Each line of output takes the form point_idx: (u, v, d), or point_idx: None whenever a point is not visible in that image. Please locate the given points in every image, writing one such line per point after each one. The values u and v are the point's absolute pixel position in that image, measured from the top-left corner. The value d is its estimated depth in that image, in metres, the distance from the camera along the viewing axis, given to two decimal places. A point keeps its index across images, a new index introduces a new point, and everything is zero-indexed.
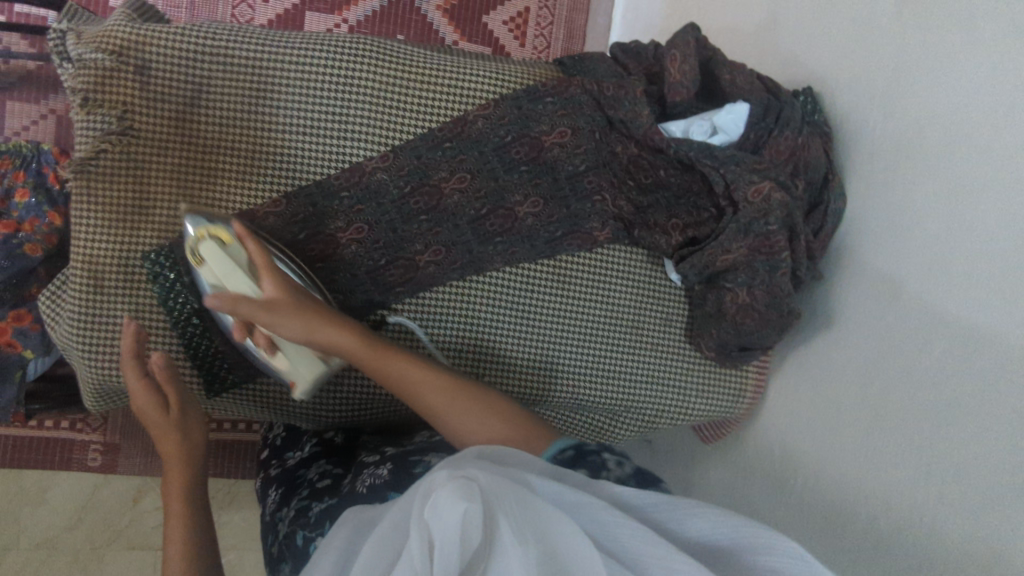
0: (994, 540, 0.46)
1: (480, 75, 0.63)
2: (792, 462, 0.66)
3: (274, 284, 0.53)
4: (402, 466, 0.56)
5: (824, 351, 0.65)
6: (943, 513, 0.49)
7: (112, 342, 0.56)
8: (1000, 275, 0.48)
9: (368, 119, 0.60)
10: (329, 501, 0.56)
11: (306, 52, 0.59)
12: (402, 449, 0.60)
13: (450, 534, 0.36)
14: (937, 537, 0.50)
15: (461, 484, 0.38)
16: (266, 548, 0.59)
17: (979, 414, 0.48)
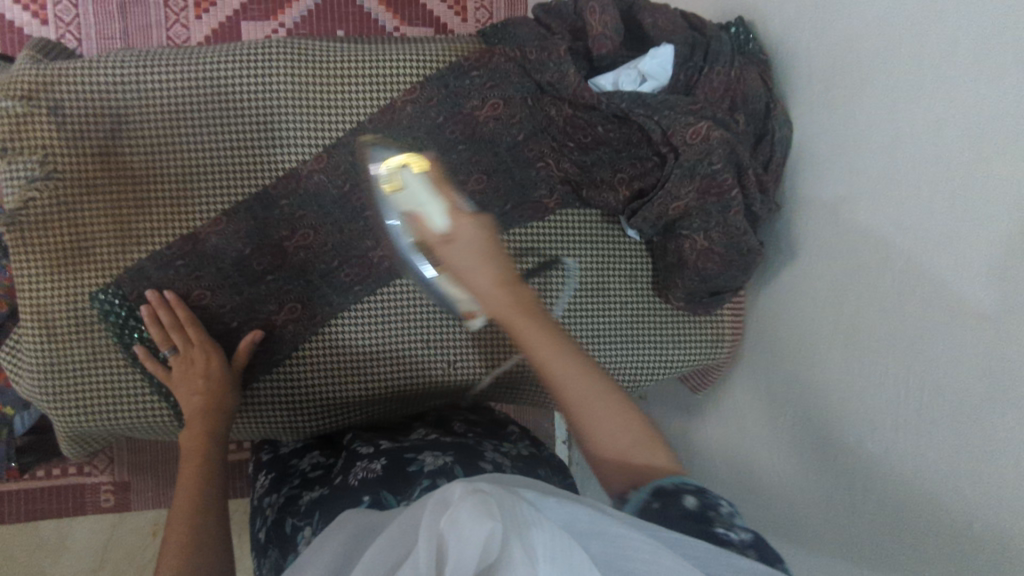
0: (977, 455, 0.44)
1: (400, 59, 0.61)
2: (779, 397, 0.65)
3: (468, 225, 0.51)
4: (397, 464, 0.54)
5: (794, 281, 0.64)
6: (927, 432, 0.47)
7: (79, 387, 0.56)
8: (943, 179, 0.46)
9: (294, 123, 0.59)
10: (319, 491, 0.56)
11: (218, 66, 0.58)
12: (396, 442, 0.59)
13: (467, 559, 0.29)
14: (925, 456, 0.48)
15: (483, 499, 0.31)
16: (254, 528, 0.59)
17: (950, 325, 0.46)
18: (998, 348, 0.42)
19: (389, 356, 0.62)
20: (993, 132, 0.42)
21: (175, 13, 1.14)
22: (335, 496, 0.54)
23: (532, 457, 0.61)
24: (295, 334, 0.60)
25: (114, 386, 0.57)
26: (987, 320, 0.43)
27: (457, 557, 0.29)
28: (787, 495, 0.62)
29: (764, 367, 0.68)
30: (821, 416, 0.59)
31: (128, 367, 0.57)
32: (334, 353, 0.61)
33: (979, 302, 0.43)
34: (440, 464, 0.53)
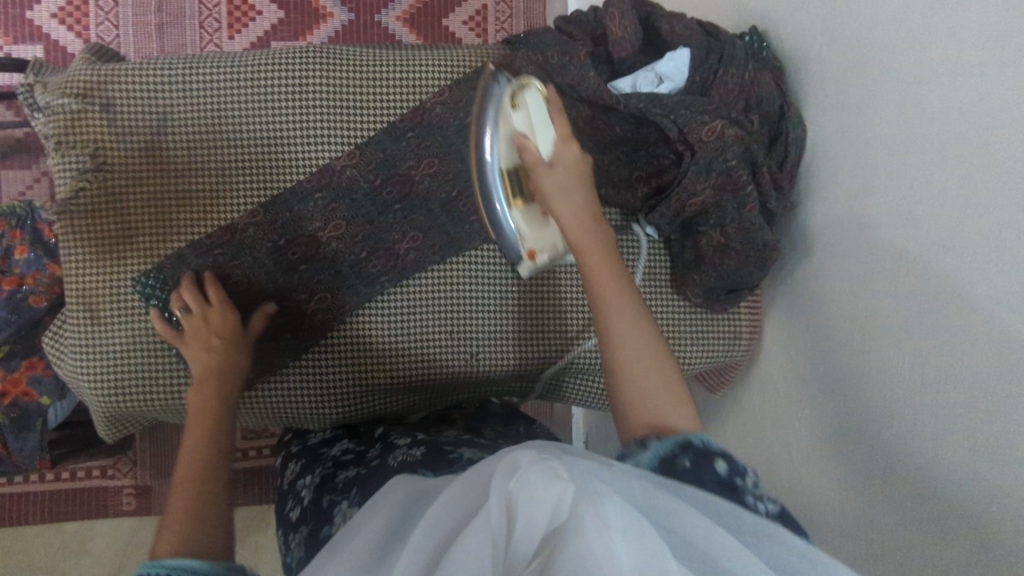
0: (996, 437, 0.44)
1: (430, 65, 0.65)
2: (795, 393, 0.66)
3: (574, 153, 0.56)
4: (436, 451, 0.58)
5: (807, 277, 0.65)
6: (937, 417, 0.49)
7: (118, 368, 0.58)
8: (947, 168, 0.49)
9: (328, 122, 0.62)
10: (355, 471, 0.59)
11: (260, 69, 0.61)
12: (433, 436, 0.63)
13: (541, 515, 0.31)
14: (941, 440, 0.48)
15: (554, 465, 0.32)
16: (286, 512, 0.61)
17: (965, 309, 0.47)
18: (1003, 324, 0.44)
19: (403, 351, 0.64)
20: (1003, 121, 0.44)
21: (209, 34, 1.20)
22: (375, 475, 0.57)
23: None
24: (312, 328, 0.62)
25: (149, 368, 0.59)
26: (991, 298, 0.44)
27: (528, 515, 0.31)
28: (806, 494, 0.62)
29: (780, 366, 0.69)
30: (836, 410, 0.59)
31: (164, 351, 0.59)
32: (349, 346, 0.63)
33: (985, 284, 0.45)
34: (480, 452, 0.57)
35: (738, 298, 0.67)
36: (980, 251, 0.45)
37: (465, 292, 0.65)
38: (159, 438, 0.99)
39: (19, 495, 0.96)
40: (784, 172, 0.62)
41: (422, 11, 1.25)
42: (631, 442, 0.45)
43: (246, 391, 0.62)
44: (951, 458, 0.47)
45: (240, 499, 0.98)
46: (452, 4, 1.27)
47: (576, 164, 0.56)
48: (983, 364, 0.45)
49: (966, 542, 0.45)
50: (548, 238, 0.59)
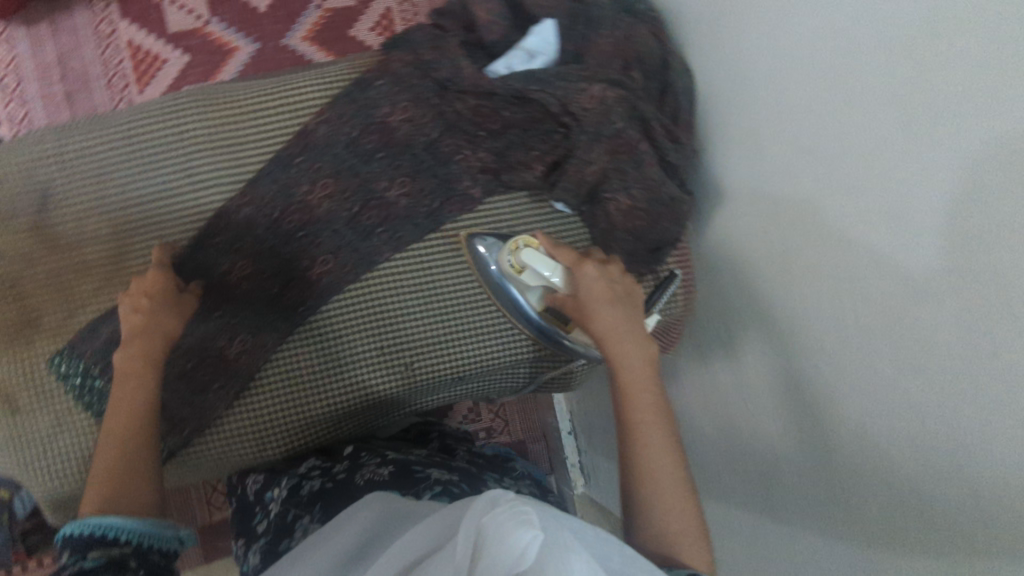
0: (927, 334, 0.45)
1: (304, 85, 0.64)
2: (745, 329, 0.68)
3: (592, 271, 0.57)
4: (404, 470, 0.58)
5: (728, 217, 0.67)
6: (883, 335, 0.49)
7: (48, 452, 0.57)
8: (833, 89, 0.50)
9: (211, 163, 0.62)
10: (320, 484, 0.59)
11: (131, 125, 0.61)
12: (404, 454, 0.62)
13: (509, 552, 0.36)
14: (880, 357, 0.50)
15: (524, 509, 0.38)
16: (250, 523, 0.61)
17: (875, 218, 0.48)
18: (909, 220, 0.45)
19: (346, 366, 0.64)
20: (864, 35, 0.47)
21: (119, 92, 1.18)
22: (340, 492, 0.57)
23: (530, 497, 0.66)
24: (249, 358, 0.62)
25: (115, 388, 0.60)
26: (913, 201, 0.45)
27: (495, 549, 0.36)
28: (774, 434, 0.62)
29: (722, 308, 0.72)
30: (795, 347, 0.60)
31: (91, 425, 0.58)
32: (292, 368, 0.63)
33: (900, 190, 0.46)
34: (448, 476, 0.58)
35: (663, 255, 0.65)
36: (888, 153, 0.46)
37: (397, 298, 0.64)
38: None
39: None
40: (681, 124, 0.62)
41: (328, 26, 1.24)
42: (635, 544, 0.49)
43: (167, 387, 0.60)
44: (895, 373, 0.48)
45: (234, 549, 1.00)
46: (356, 13, 1.25)
47: (601, 282, 0.57)
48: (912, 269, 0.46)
49: (933, 445, 0.46)
50: None
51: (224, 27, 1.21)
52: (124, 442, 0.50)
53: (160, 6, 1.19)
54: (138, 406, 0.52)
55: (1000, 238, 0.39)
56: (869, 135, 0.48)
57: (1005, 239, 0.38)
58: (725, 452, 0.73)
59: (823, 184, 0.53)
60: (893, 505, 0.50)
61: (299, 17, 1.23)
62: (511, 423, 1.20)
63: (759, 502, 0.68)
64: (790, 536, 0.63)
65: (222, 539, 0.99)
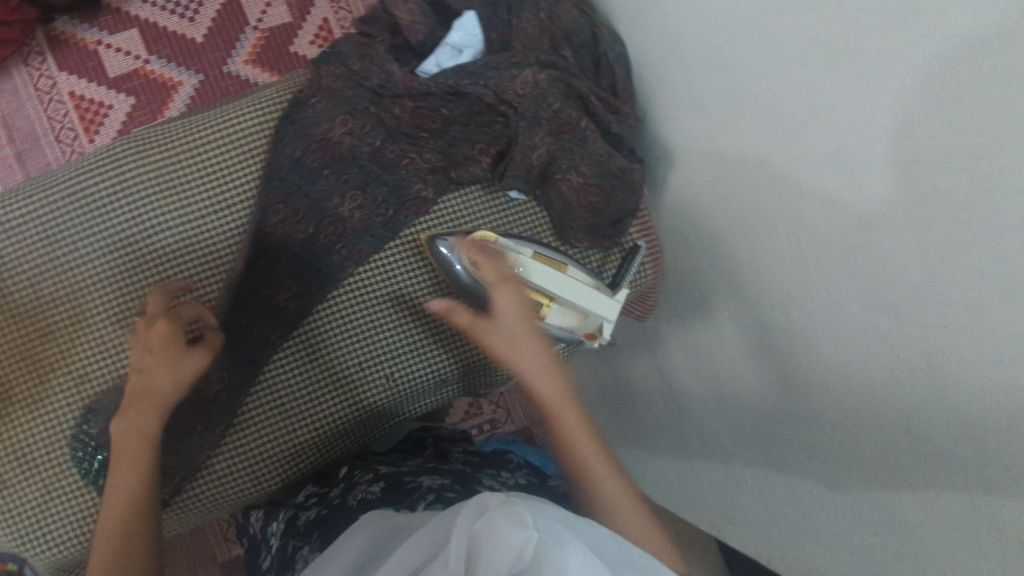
0: (892, 268, 0.45)
1: (237, 115, 0.66)
2: (719, 287, 0.68)
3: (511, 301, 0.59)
4: (396, 484, 0.59)
5: (682, 179, 0.67)
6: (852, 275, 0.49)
7: (39, 515, 0.58)
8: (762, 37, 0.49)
9: (158, 204, 0.63)
10: (317, 511, 0.60)
11: (74, 183, 0.63)
12: (397, 467, 0.63)
13: (502, 554, 0.37)
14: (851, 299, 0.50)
15: (514, 510, 0.39)
16: (259, 560, 0.62)
17: (820, 162, 0.48)
18: (850, 159, 0.45)
19: (326, 390, 0.64)
20: None
21: (69, 145, 1.17)
22: (337, 515, 0.58)
23: (529, 485, 0.67)
24: (227, 396, 0.62)
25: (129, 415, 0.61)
26: (860, 141, 0.44)
27: (488, 547, 0.38)
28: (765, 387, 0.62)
29: (699, 258, 0.70)
30: (766, 296, 0.60)
31: (79, 482, 0.58)
32: (271, 400, 0.63)
33: (841, 130, 0.45)
34: (440, 480, 0.59)
35: (625, 226, 0.65)
36: (833, 97, 0.45)
37: (364, 312, 0.64)
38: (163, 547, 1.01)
39: None
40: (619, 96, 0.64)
41: (267, 45, 1.21)
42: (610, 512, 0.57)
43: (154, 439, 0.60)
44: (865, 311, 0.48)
45: None
46: (294, 27, 1.23)
47: (519, 314, 0.59)
48: (867, 205, 0.45)
49: (914, 377, 0.46)
50: (588, 322, 0.63)
51: (164, 63, 1.19)
52: (119, 518, 0.51)
53: (96, 52, 1.18)
54: (141, 468, 0.53)
55: (947, 163, 0.38)
56: (803, 80, 0.47)
57: (945, 161, 0.38)
58: (721, 409, 0.74)
59: (766, 133, 0.52)
60: (885, 437, 0.51)
61: (236, 43, 1.21)
62: (514, 411, 1.20)
63: (760, 452, 0.69)
64: (800, 482, 0.64)
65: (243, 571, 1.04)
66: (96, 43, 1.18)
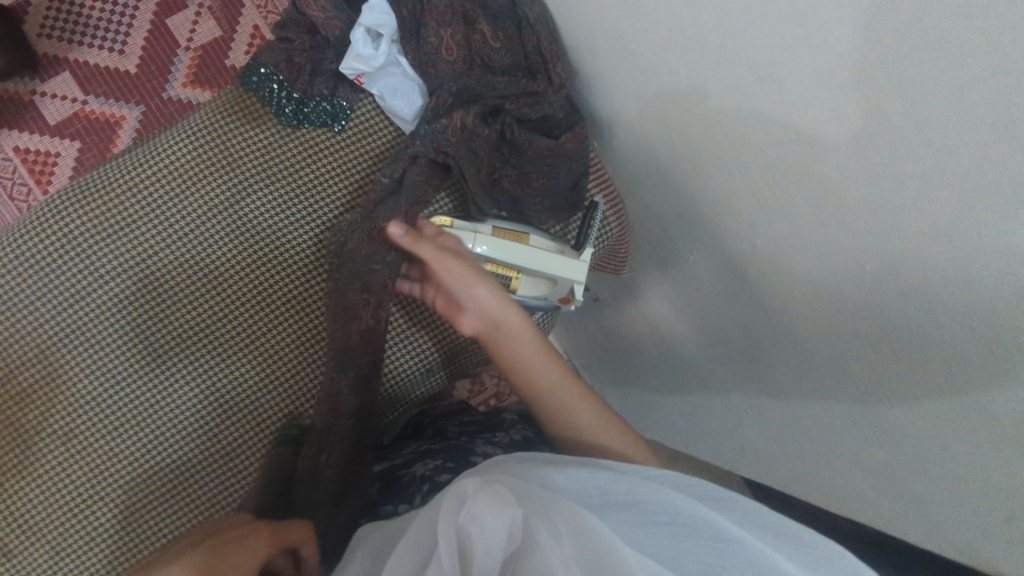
0: (846, 180, 0.44)
1: (168, 148, 0.68)
2: (684, 228, 0.67)
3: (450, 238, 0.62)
4: (389, 482, 0.65)
5: (626, 127, 0.67)
6: (810, 193, 0.48)
7: (52, 562, 0.63)
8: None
9: (105, 252, 0.66)
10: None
11: (23, 244, 0.65)
12: (389, 464, 0.69)
13: (497, 539, 0.40)
14: (813, 215, 0.49)
15: (494, 492, 0.41)
16: None
17: (756, 88, 0.47)
18: (780, 80, 0.44)
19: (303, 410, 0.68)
20: None
21: (24, 201, 1.15)
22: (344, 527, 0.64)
23: (526, 439, 0.71)
24: (201, 435, 0.66)
25: (117, 462, 0.64)
26: (788, 61, 0.43)
27: (482, 536, 0.40)
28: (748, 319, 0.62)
29: (659, 210, 0.70)
30: (730, 230, 0.60)
31: (83, 528, 0.63)
32: (246, 432, 0.67)
33: (764, 53, 0.44)
34: (430, 466, 0.64)
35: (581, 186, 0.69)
36: (753, 25, 0.44)
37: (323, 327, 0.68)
38: None
39: None
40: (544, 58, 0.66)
41: (203, 64, 1.18)
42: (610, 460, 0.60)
43: (140, 486, 0.64)
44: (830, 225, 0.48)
45: None
46: (226, 39, 1.19)
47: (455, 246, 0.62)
48: (811, 121, 0.44)
49: (884, 285, 0.46)
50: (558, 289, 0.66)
51: (102, 100, 1.17)
52: None
53: (32, 102, 1.16)
54: None
55: (875, 67, 0.37)
56: (720, 12, 0.46)
57: (870, 69, 0.37)
58: (709, 346, 0.74)
59: (700, 66, 0.51)
60: (869, 349, 0.51)
61: (170, 67, 1.18)
62: None
63: (753, 381, 0.69)
64: (798, 405, 0.64)
65: None
66: (31, 93, 1.16)
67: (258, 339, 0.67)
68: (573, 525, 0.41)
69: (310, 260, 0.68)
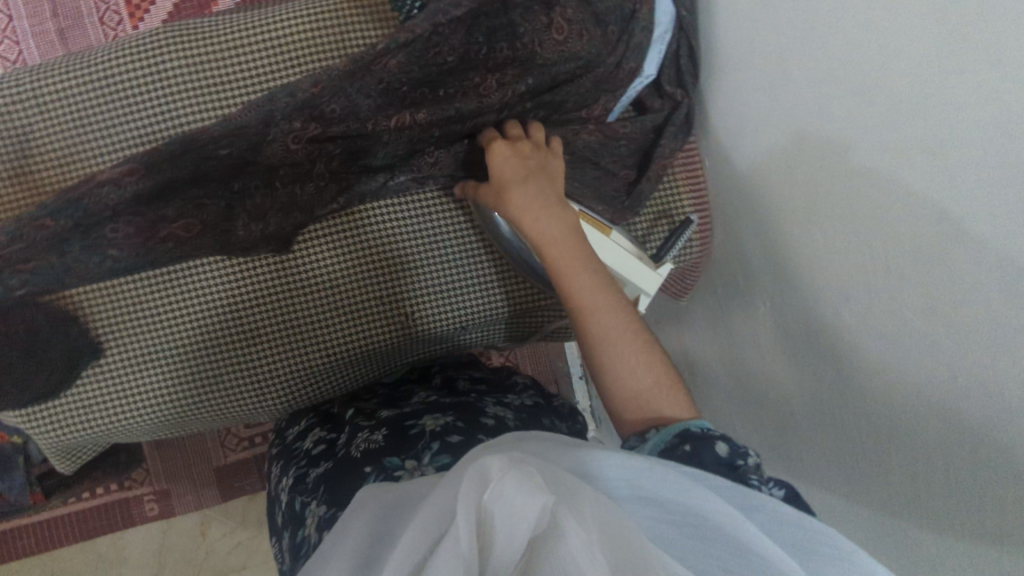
0: (962, 284, 0.42)
1: (288, 20, 0.67)
2: (763, 273, 0.65)
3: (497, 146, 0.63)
4: (397, 432, 0.63)
5: (747, 153, 0.64)
6: (914, 288, 0.46)
7: (58, 403, 0.67)
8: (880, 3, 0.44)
9: (196, 102, 0.66)
10: (325, 466, 0.63)
11: (127, 66, 0.65)
12: (398, 412, 0.67)
13: (521, 522, 0.37)
14: (907, 313, 0.47)
15: (525, 472, 0.38)
16: (272, 512, 0.68)
17: (907, 162, 0.44)
18: (945, 158, 0.41)
19: (329, 332, 0.70)
20: None
21: (112, 29, 1.09)
22: (342, 470, 0.61)
23: (535, 407, 0.70)
24: (231, 325, 0.69)
25: (143, 322, 0.67)
26: (966, 139, 0.39)
27: (507, 521, 0.37)
28: None
29: (744, 247, 0.68)
30: (813, 294, 0.58)
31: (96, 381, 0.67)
32: (273, 334, 0.69)
33: (942, 121, 0.41)
34: (441, 423, 0.62)
35: (640, 196, 0.71)
36: (944, 90, 0.40)
37: (369, 261, 0.70)
38: (164, 443, 1.02)
39: (38, 525, 1.00)
40: (663, 71, 0.71)
41: None
42: (632, 435, 0.53)
43: (159, 353, 0.68)
44: (923, 324, 0.45)
45: (248, 487, 1.05)
46: None
47: (510, 157, 0.63)
48: (960, 213, 0.41)
49: (963, 404, 0.43)
50: None
51: None
52: None
53: None
54: None
55: None
56: (901, 73, 0.43)
57: None
58: (744, 399, 0.71)
59: (856, 117, 0.48)
60: (918, 461, 0.48)
61: None
62: (523, 366, 1.18)
63: (775, 450, 0.67)
64: (815, 492, 0.61)
65: (238, 478, 1.05)
66: None
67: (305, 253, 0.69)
68: (600, 517, 0.39)
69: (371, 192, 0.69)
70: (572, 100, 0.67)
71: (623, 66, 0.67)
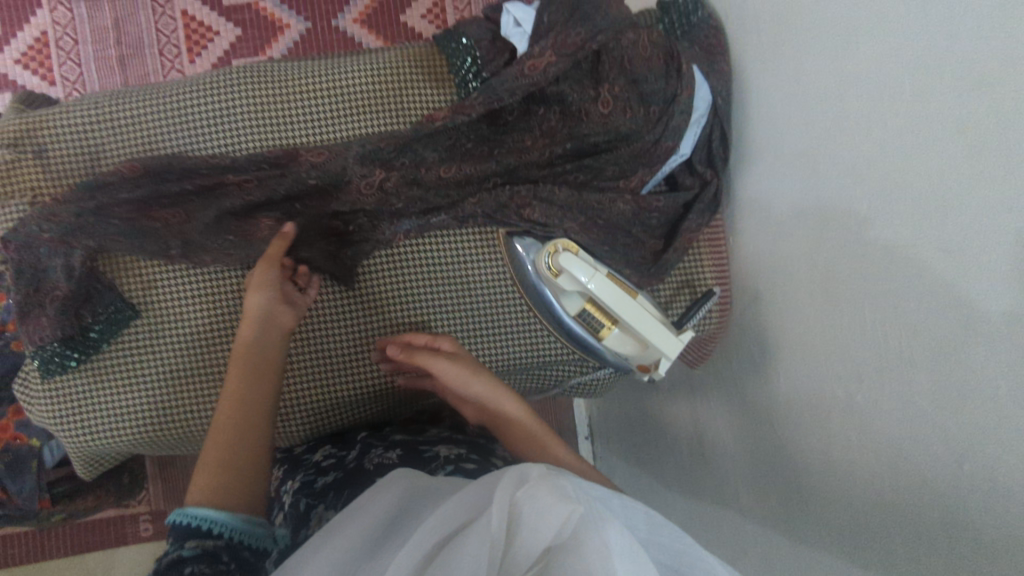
0: (973, 376, 0.44)
1: (350, 72, 0.72)
2: (780, 351, 0.67)
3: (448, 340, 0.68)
4: (411, 452, 0.64)
5: (772, 233, 0.68)
6: (924, 376, 0.48)
7: (82, 406, 0.68)
8: (910, 113, 0.48)
9: (258, 138, 0.70)
10: (334, 475, 0.65)
11: (197, 100, 0.70)
12: (411, 437, 0.69)
13: (545, 523, 0.39)
14: (916, 400, 0.49)
15: (558, 482, 0.40)
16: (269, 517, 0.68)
17: (924, 255, 0.47)
18: (960, 253, 0.44)
19: (357, 352, 0.73)
20: (936, 74, 0.46)
21: (169, 60, 1.14)
22: (353, 478, 0.63)
23: None
24: None
25: (178, 336, 0.70)
26: (984, 238, 0.42)
27: (535, 519, 0.39)
28: (802, 459, 0.62)
29: (761, 322, 0.71)
30: (826, 375, 0.60)
31: (124, 389, 0.69)
32: (301, 349, 0.72)
33: (963, 222, 0.44)
34: (455, 451, 0.64)
35: (665, 266, 0.73)
36: (964, 193, 0.44)
37: (402, 290, 0.74)
38: (168, 465, 1.04)
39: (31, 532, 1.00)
40: (695, 151, 0.76)
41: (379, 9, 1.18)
42: None
43: (187, 366, 0.70)
44: (932, 412, 0.47)
45: None
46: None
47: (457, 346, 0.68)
48: (976, 306, 0.43)
49: (965, 492, 0.44)
50: (646, 356, 0.68)
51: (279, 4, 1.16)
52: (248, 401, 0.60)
53: None
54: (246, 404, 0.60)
55: None
56: (923, 177, 0.47)
57: None
58: (746, 472, 0.71)
59: (877, 212, 0.52)
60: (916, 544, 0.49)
61: None
62: None
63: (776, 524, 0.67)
64: None
65: None
66: None
67: (348, 282, 0.72)
68: None
69: (415, 231, 0.72)
70: (610, 168, 0.71)
71: (660, 144, 0.69)
